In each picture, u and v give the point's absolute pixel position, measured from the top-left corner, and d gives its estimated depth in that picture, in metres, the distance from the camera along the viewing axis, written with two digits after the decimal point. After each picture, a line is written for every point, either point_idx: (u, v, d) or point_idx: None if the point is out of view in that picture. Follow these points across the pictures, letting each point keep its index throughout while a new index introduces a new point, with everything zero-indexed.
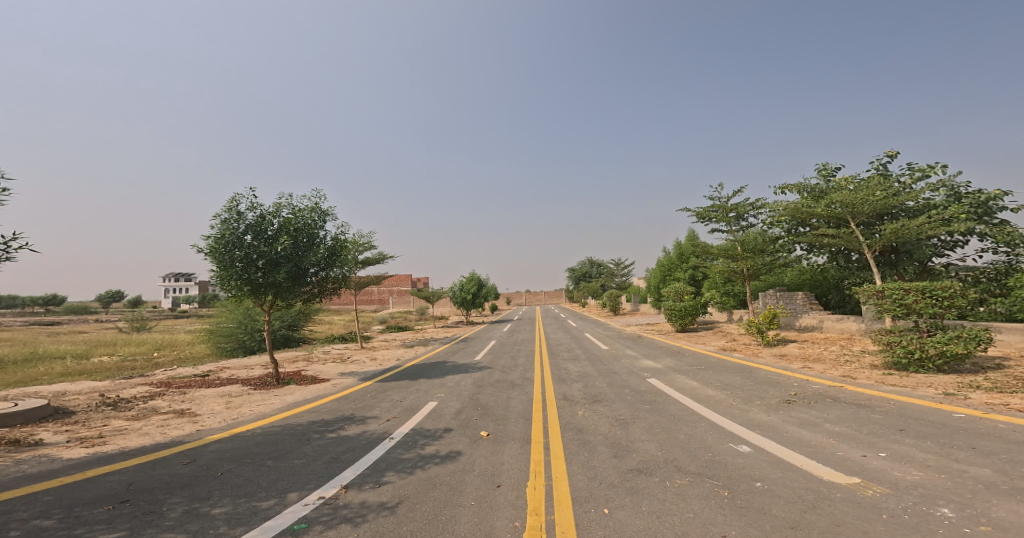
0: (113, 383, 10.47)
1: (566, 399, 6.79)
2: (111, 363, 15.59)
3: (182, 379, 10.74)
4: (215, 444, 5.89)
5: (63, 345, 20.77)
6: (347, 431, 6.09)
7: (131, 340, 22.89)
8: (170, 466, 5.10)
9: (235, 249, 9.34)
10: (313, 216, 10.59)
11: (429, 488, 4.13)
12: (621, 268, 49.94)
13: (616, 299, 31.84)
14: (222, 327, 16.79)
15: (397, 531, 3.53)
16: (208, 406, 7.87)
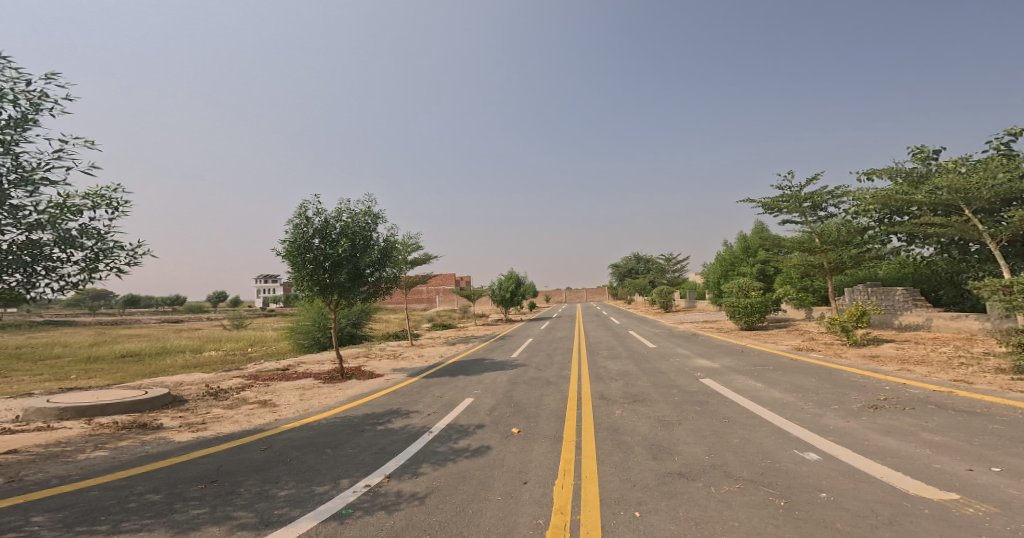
0: (217, 375, 11.82)
1: (603, 397, 6.60)
2: (214, 357, 17.59)
3: (268, 372, 11.87)
4: (288, 432, 6.42)
5: (184, 340, 24.08)
6: (393, 424, 6.37)
7: (233, 336, 25.91)
8: (251, 451, 5.62)
9: (306, 252, 10.11)
10: (368, 219, 11.17)
11: (458, 481, 4.19)
12: (672, 265, 47.78)
13: (667, 296, 30.65)
14: (301, 325, 18.32)
15: (426, 521, 3.61)
16: (286, 398, 8.60)
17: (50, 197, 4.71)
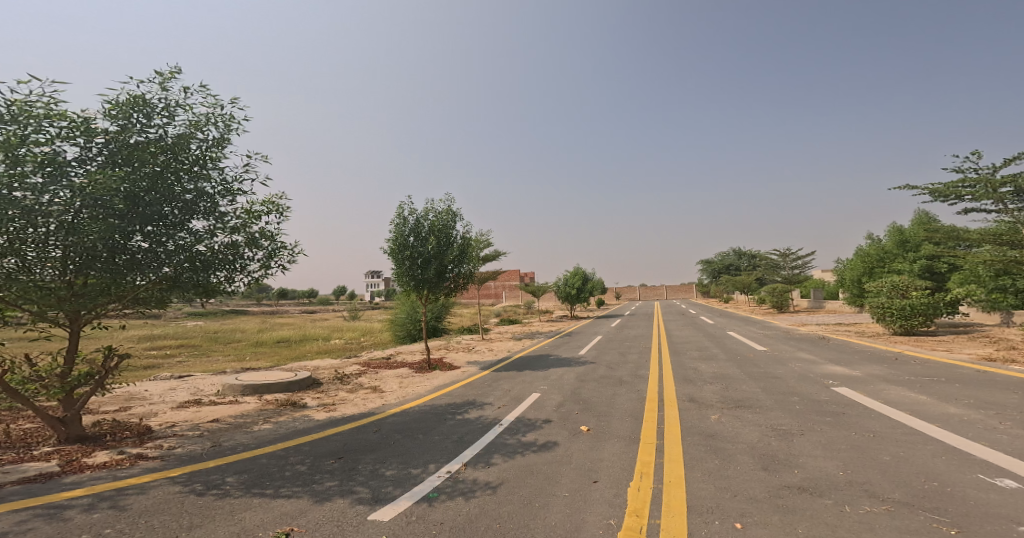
0: (341, 361, 13.66)
1: (694, 400, 6.02)
2: (338, 345, 20.28)
3: (378, 360, 13.38)
4: (392, 417, 7.06)
5: (317, 328, 28.39)
6: (470, 415, 6.61)
7: (349, 327, 29.72)
8: (366, 432, 6.31)
9: (404, 250, 11.05)
10: (450, 217, 11.77)
11: (526, 474, 4.15)
12: (786, 261, 42.13)
13: (783, 296, 27.12)
14: (399, 317, 20.19)
15: (495, 510, 3.63)
16: (389, 385, 9.56)
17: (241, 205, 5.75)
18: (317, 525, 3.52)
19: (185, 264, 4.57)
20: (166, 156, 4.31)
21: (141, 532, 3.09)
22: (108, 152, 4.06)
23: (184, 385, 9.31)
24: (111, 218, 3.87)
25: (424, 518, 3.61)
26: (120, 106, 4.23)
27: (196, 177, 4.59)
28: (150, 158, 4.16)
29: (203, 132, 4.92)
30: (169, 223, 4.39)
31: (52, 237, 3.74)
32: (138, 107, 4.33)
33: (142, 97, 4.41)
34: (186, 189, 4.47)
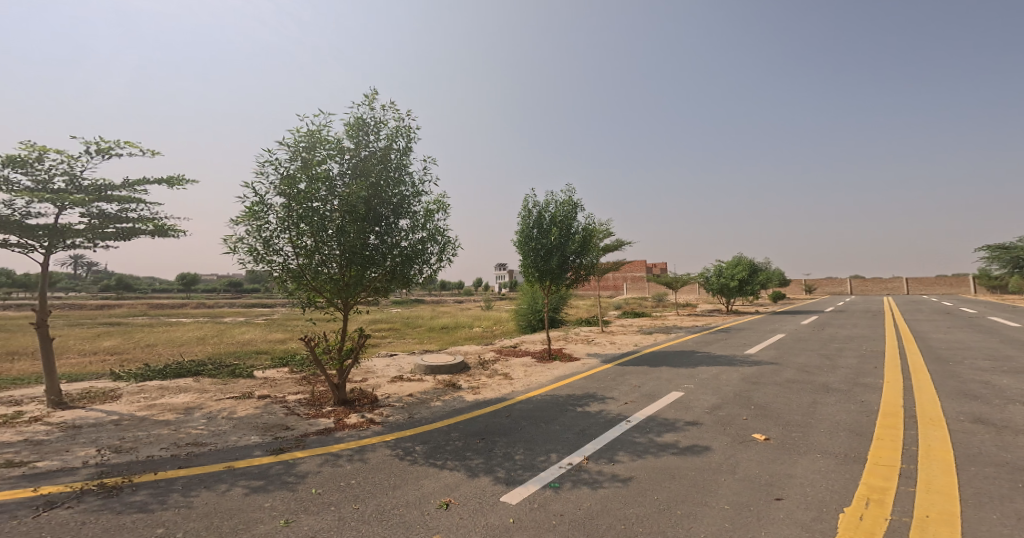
0: (481, 347, 14.96)
1: (982, 421, 4.60)
2: (479, 332, 22.01)
3: (510, 347, 14.28)
4: (519, 404, 7.37)
5: (464, 316, 31.37)
6: (590, 408, 6.58)
7: (489, 315, 32.08)
8: (499, 416, 6.72)
9: (528, 242, 11.45)
10: (569, 207, 11.65)
11: (664, 478, 3.95)
12: None
13: None
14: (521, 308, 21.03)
15: (622, 510, 3.52)
16: (516, 372, 10.06)
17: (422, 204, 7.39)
18: (468, 499, 4.07)
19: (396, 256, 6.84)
20: (375, 165, 6.63)
21: (364, 486, 4.36)
22: (349, 166, 6.51)
23: (394, 360, 11.08)
24: (353, 213, 6.32)
25: (546, 507, 3.69)
26: (352, 129, 6.45)
27: (390, 180, 6.78)
28: (369, 169, 6.55)
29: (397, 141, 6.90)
30: (381, 219, 6.71)
31: (329, 230, 6.33)
32: (362, 129, 6.57)
33: (365, 120, 6.58)
34: (387, 189, 6.69)
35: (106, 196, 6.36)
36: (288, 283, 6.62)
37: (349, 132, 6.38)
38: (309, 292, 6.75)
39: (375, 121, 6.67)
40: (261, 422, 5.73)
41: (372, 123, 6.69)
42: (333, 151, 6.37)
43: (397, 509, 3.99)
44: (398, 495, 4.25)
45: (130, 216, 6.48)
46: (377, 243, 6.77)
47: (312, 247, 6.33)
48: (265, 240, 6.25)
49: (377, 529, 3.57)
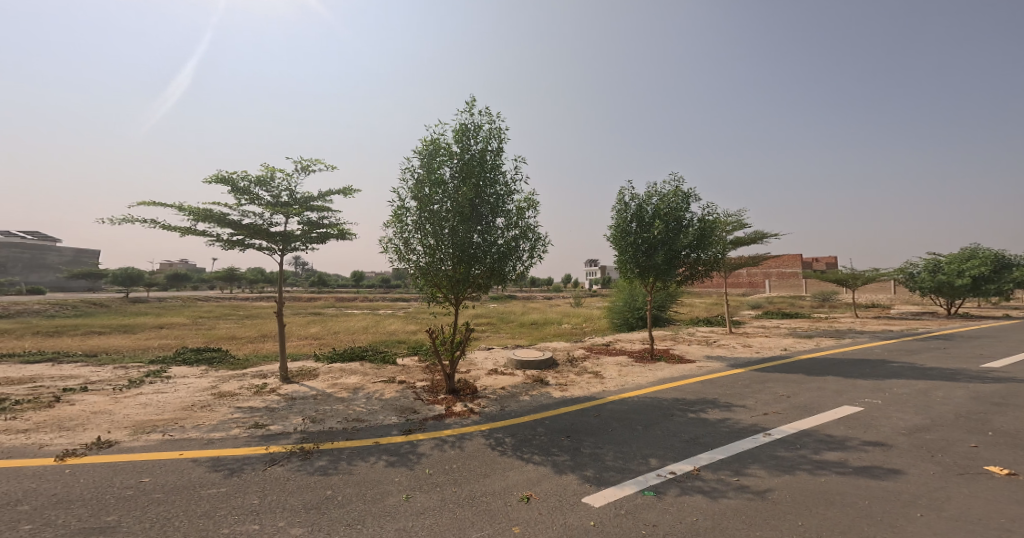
0: (570, 344, 14.81)
1: None
2: (567, 329, 21.89)
3: (599, 346, 13.96)
4: (611, 404, 7.17)
5: (554, 313, 31.37)
6: (708, 415, 6.11)
7: (580, 312, 31.55)
8: (586, 416, 6.57)
9: (627, 237, 10.94)
10: (677, 199, 10.90)
11: (815, 502, 3.46)
12: None
13: None
14: (615, 304, 20.50)
15: (746, 531, 3.12)
16: (608, 371, 9.78)
17: (516, 203, 7.51)
18: (549, 495, 4.10)
19: (490, 252, 7.18)
20: (476, 166, 7.10)
21: (462, 471, 4.70)
22: (455, 169, 7.10)
23: (491, 354, 11.68)
24: (460, 213, 6.87)
25: (636, 514, 3.53)
26: (457, 135, 7.10)
27: (485, 181, 7.16)
28: (470, 170, 7.03)
29: (494, 142, 7.30)
30: (482, 218, 7.17)
31: (443, 229, 6.98)
32: (465, 134, 7.15)
33: (468, 125, 7.17)
34: (487, 188, 7.14)
35: (314, 208, 7.85)
36: (417, 279, 7.46)
37: (454, 138, 7.04)
38: (432, 289, 7.48)
39: (475, 126, 7.18)
40: (396, 404, 6.64)
41: (473, 127, 7.21)
42: (443, 157, 7.10)
43: (486, 496, 4.20)
44: (488, 483, 4.48)
45: (328, 223, 7.98)
46: (480, 242, 7.16)
47: (431, 246, 7.07)
48: (403, 241, 7.31)
49: (469, 516, 3.86)
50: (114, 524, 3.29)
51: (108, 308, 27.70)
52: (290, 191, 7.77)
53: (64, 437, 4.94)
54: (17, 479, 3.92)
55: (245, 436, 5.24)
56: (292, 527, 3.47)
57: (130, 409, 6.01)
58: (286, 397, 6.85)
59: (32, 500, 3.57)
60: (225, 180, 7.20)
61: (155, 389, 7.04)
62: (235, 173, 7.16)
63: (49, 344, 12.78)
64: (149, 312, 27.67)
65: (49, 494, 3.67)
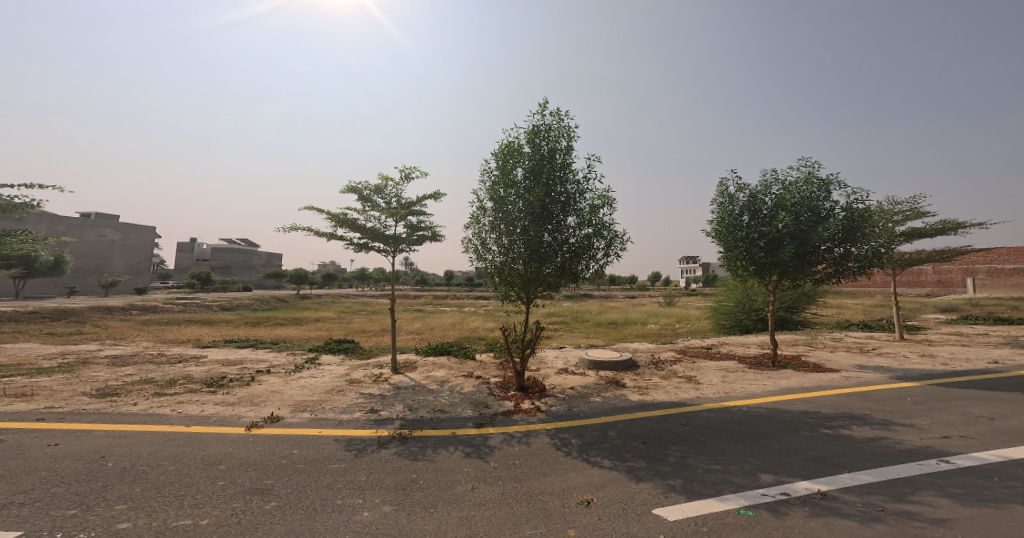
0: (659, 346, 14.01)
1: None
2: (656, 330, 20.69)
3: (695, 349, 13.01)
4: (707, 412, 6.67)
5: (639, 312, 29.87)
6: (850, 432, 5.43)
7: (671, 312, 29.61)
8: (673, 423, 6.17)
9: (735, 231, 9.26)
10: (812, 187, 8.71)
11: None
12: None
13: None
14: (722, 305, 17.74)
15: None
16: (708, 377, 9.05)
17: (589, 201, 7.35)
18: (611, 501, 3.96)
19: (561, 252, 7.18)
20: (547, 165, 7.10)
21: (525, 468, 4.69)
22: (526, 169, 7.17)
23: (559, 353, 11.63)
24: (531, 212, 6.94)
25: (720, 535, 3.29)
26: (529, 136, 7.20)
27: (555, 179, 7.13)
28: (541, 170, 7.05)
29: (565, 140, 7.24)
30: (553, 217, 7.17)
31: (515, 228, 7.11)
32: (537, 134, 7.22)
33: (539, 126, 7.24)
34: (558, 187, 7.12)
35: (418, 212, 8.58)
36: (493, 278, 7.71)
37: (526, 139, 7.16)
38: (505, 288, 7.64)
39: (546, 125, 7.21)
40: (472, 398, 6.98)
41: (544, 127, 7.25)
42: (514, 158, 7.24)
43: (544, 495, 4.15)
44: (548, 481, 4.43)
45: (426, 226, 8.64)
46: (551, 241, 7.18)
47: (505, 245, 7.27)
48: (480, 241, 7.64)
49: (526, 512, 3.84)
50: (269, 486, 3.99)
51: (268, 300, 33.85)
52: (397, 198, 8.59)
53: (253, 411, 6.09)
54: (224, 443, 4.94)
55: (364, 419, 5.93)
56: (380, 504, 3.85)
57: (295, 389, 7.21)
58: (393, 386, 7.58)
59: (227, 461, 4.47)
60: (354, 189, 8.33)
61: (311, 374, 8.36)
62: (360, 183, 8.22)
63: (227, 330, 15.99)
64: (295, 306, 32.93)
65: (237, 458, 4.56)
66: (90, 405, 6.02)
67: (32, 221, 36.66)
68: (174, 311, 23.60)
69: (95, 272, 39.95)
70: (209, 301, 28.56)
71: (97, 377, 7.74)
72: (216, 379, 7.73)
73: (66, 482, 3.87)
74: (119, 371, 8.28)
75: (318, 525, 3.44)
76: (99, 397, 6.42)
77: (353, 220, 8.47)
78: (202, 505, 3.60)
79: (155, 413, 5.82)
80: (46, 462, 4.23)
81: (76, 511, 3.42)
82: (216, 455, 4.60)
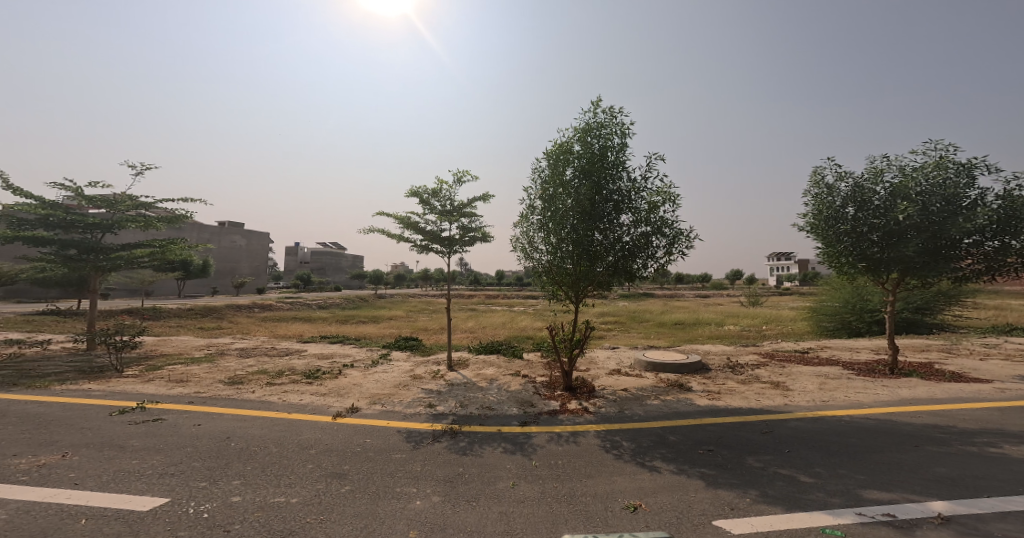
0: (737, 349, 12.98)
1: None
2: (735, 330, 19.08)
3: (786, 352, 11.87)
4: (795, 420, 6.09)
5: (714, 312, 27.83)
6: (995, 452, 4.77)
7: (751, 312, 27.21)
8: (752, 431, 5.69)
9: (839, 223, 7.94)
10: (947, 173, 7.17)
11: None
12: None
13: None
14: (824, 305, 15.32)
15: None
16: (801, 384, 8.19)
17: (647, 199, 7.02)
18: (661, 509, 3.76)
19: (614, 250, 6.96)
20: (598, 163, 6.89)
21: (566, 468, 4.58)
22: (576, 168, 7.02)
23: (614, 353, 11.31)
24: (581, 211, 6.79)
25: None
26: (579, 135, 7.03)
27: (608, 177, 6.93)
28: (591, 168, 6.86)
29: (618, 137, 6.96)
30: (606, 215, 6.95)
31: (564, 228, 7.02)
32: (587, 133, 7.03)
33: (590, 124, 7.04)
34: (610, 185, 6.89)
35: (470, 214, 8.86)
36: (542, 278, 7.72)
37: (576, 138, 7.00)
38: (552, 287, 7.62)
39: (597, 123, 6.99)
40: (518, 397, 7.06)
41: (595, 125, 7.03)
42: (564, 157, 7.10)
43: (586, 497, 3.99)
44: (590, 484, 4.25)
45: (475, 227, 8.90)
46: (602, 240, 6.98)
47: (554, 245, 7.22)
48: (529, 240, 7.68)
49: (566, 512, 3.72)
50: (345, 471, 4.30)
51: (355, 299, 37.05)
52: (452, 201, 8.96)
53: (338, 401, 6.70)
54: (316, 429, 5.45)
55: (424, 413, 6.24)
56: (429, 495, 3.95)
57: (370, 382, 7.85)
58: (447, 382, 7.90)
59: (316, 446, 4.92)
60: (414, 193, 8.84)
61: (381, 369, 9.01)
62: (420, 187, 8.71)
63: (321, 327, 17.78)
64: (373, 305, 35.50)
65: (324, 443, 4.99)
66: (223, 391, 7.08)
67: (187, 228, 43.87)
68: (282, 308, 26.68)
69: (229, 273, 46.94)
70: (309, 300, 31.91)
71: (230, 366, 9.10)
72: (313, 371, 8.65)
73: (201, 458, 4.44)
74: (243, 362, 9.63)
75: (379, 509, 3.62)
76: (229, 384, 7.53)
77: (413, 222, 9.00)
78: (295, 485, 3.94)
79: (267, 400, 6.64)
80: (191, 440, 4.91)
81: (207, 483, 3.89)
82: (307, 440, 5.08)
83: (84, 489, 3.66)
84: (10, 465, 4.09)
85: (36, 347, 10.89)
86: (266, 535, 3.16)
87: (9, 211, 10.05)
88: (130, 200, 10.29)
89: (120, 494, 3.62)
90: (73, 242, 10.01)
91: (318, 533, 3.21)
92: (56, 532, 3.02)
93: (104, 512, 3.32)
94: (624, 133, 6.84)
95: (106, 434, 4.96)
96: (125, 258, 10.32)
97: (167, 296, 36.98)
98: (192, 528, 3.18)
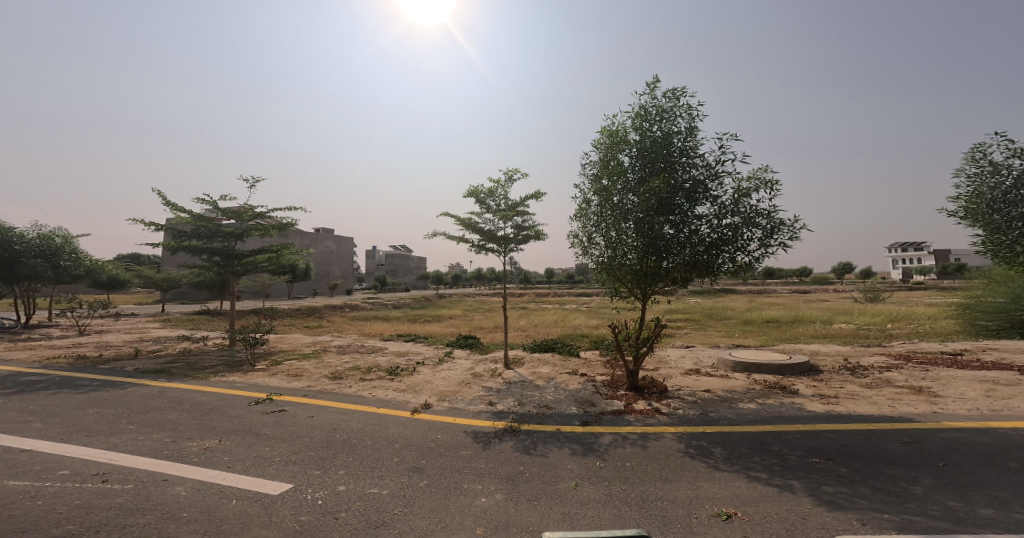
0: (854, 349, 10.94)
1: None
2: (848, 330, 16.12)
3: (926, 354, 9.67)
4: (950, 431, 4.85)
5: (818, 310, 24.11)
6: None
7: (870, 309, 23.07)
8: (886, 440, 4.64)
9: (1011, 208, 6.21)
10: None
11: None
12: None
13: None
14: (982, 302, 12.28)
15: None
16: (956, 390, 6.55)
17: (731, 186, 6.12)
18: (764, 520, 3.13)
19: (690, 244, 6.20)
20: (662, 150, 6.19)
21: (638, 471, 4.09)
22: (635, 158, 6.38)
23: (692, 352, 10.24)
24: (643, 203, 6.16)
25: None
26: (638, 121, 6.34)
27: (680, 165, 6.15)
28: (654, 157, 6.19)
29: (685, 120, 6.16)
30: (678, 207, 6.19)
31: (626, 223, 6.43)
32: (647, 119, 6.33)
33: (650, 109, 6.34)
34: (677, 173, 6.15)
35: (524, 212, 8.66)
36: (601, 274, 7.20)
37: (633, 125, 6.32)
38: (615, 283, 7.06)
39: (658, 107, 6.26)
40: (577, 396, 6.67)
41: (656, 110, 6.31)
42: (622, 147, 6.48)
43: (663, 502, 3.49)
44: (669, 488, 3.73)
45: (529, 225, 8.68)
46: (674, 233, 6.25)
47: (614, 239, 6.68)
48: (587, 235, 7.19)
49: (637, 517, 3.28)
50: (424, 466, 4.31)
51: (424, 301, 38.57)
52: (506, 199, 8.85)
53: (415, 397, 6.90)
54: (400, 424, 5.62)
55: (487, 410, 6.15)
56: (493, 492, 3.78)
57: (439, 379, 8.02)
58: (507, 381, 7.77)
59: (400, 440, 5.04)
60: (470, 193, 8.88)
61: (450, 366, 9.16)
62: (476, 187, 8.72)
63: (402, 326, 18.89)
64: (445, 305, 37.05)
65: (406, 438, 5.09)
66: (327, 385, 7.72)
67: (294, 238, 50.16)
68: (368, 309, 29.08)
69: (326, 277, 52.66)
70: (391, 301, 34.42)
71: (330, 362, 9.98)
72: (393, 368, 9.09)
73: (313, 447, 4.75)
74: (342, 358, 10.49)
75: (451, 504, 3.53)
76: (332, 379, 8.20)
77: (473, 222, 9.06)
78: (385, 478, 4.01)
79: (360, 394, 7.09)
80: (306, 430, 5.35)
81: (319, 471, 4.13)
82: (393, 434, 5.22)
83: (233, 472, 4.06)
84: (183, 446, 4.69)
85: (197, 343, 13.12)
86: (364, 524, 3.19)
87: (168, 223, 11.97)
88: (252, 211, 11.77)
89: (257, 477, 3.95)
90: (216, 249, 11.77)
91: (404, 526, 3.18)
92: (217, 509, 3.32)
93: (247, 494, 3.61)
94: (691, 115, 6.06)
95: (245, 422, 5.58)
96: (251, 263, 11.98)
97: (280, 297, 42.88)
98: (311, 513, 3.33)
